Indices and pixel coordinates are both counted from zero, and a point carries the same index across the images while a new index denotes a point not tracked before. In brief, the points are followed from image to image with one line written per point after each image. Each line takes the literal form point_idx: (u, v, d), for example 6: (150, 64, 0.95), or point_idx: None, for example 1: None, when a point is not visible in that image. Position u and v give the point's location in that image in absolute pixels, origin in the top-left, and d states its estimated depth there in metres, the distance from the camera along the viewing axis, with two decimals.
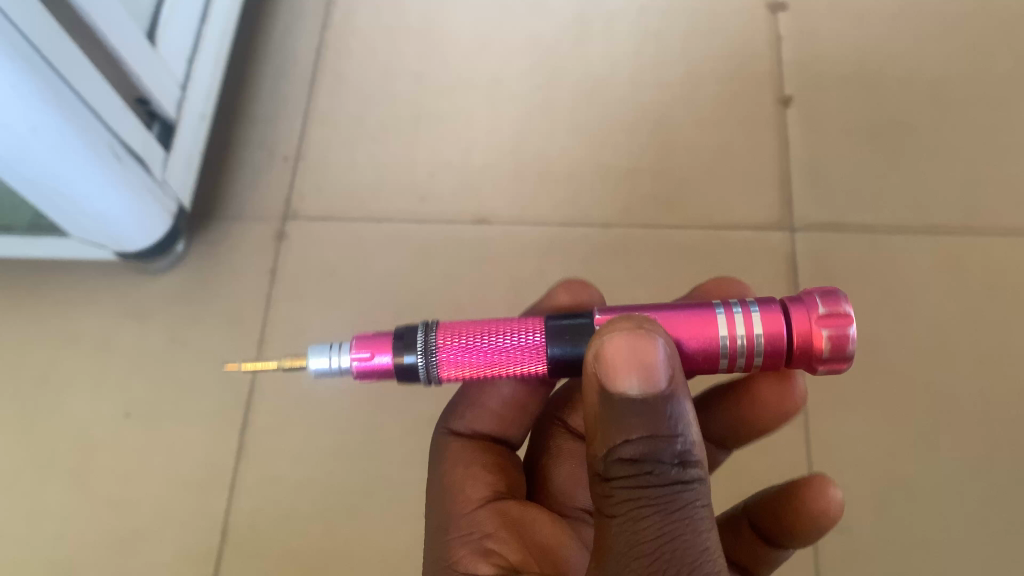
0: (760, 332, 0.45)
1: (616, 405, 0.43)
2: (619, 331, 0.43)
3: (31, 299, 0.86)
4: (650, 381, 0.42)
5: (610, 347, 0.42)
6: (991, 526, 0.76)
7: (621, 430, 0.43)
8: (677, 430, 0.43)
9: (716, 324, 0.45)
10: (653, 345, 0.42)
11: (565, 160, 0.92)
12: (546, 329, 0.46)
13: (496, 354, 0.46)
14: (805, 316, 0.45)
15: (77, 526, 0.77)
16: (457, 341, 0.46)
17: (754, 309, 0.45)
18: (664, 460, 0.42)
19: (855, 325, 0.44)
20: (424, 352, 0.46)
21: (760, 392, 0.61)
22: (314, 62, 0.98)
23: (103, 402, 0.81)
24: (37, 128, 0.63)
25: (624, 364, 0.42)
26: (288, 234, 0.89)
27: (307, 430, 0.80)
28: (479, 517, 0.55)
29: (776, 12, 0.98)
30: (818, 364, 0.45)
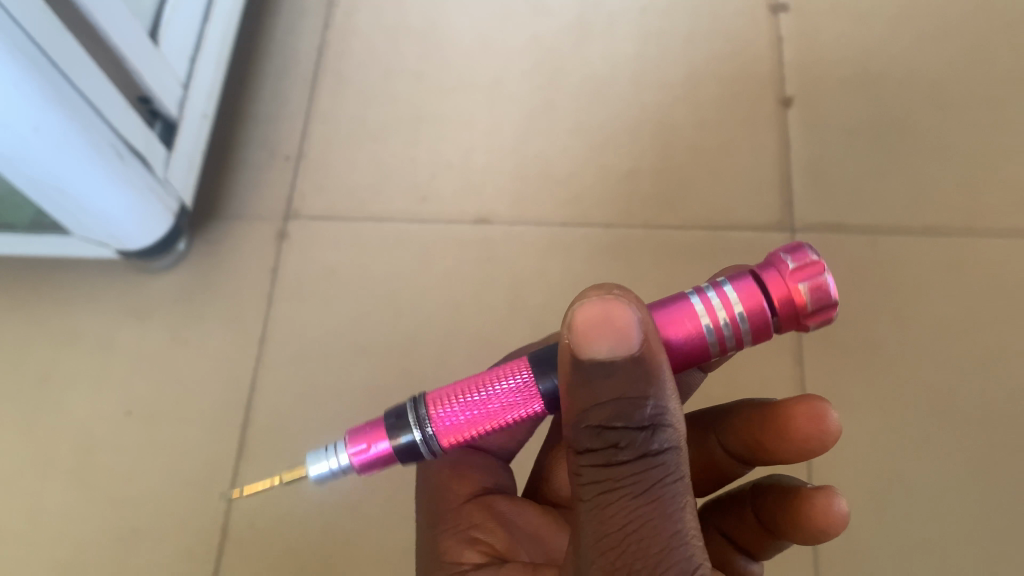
0: (739, 309, 0.41)
1: (585, 370, 0.40)
2: (587, 297, 0.40)
3: (33, 297, 0.87)
4: (621, 346, 0.39)
5: (577, 314, 0.39)
6: (994, 528, 0.75)
7: (590, 397, 0.41)
8: (649, 393, 0.41)
9: (693, 315, 0.42)
10: (623, 310, 0.39)
11: (566, 160, 0.92)
12: (531, 363, 0.45)
13: (491, 408, 0.44)
14: (784, 276, 0.40)
15: (79, 523, 0.78)
16: (449, 404, 0.44)
17: (727, 286, 0.41)
18: (633, 427, 0.41)
19: (830, 272, 0.39)
20: (417, 426, 0.44)
21: (793, 417, 0.52)
22: (316, 63, 0.99)
23: (105, 400, 0.82)
24: (38, 127, 0.63)
25: (592, 329, 0.39)
26: (288, 233, 0.90)
27: (306, 429, 0.80)
28: (465, 510, 0.55)
29: (778, 13, 0.98)
30: (807, 321, 0.40)
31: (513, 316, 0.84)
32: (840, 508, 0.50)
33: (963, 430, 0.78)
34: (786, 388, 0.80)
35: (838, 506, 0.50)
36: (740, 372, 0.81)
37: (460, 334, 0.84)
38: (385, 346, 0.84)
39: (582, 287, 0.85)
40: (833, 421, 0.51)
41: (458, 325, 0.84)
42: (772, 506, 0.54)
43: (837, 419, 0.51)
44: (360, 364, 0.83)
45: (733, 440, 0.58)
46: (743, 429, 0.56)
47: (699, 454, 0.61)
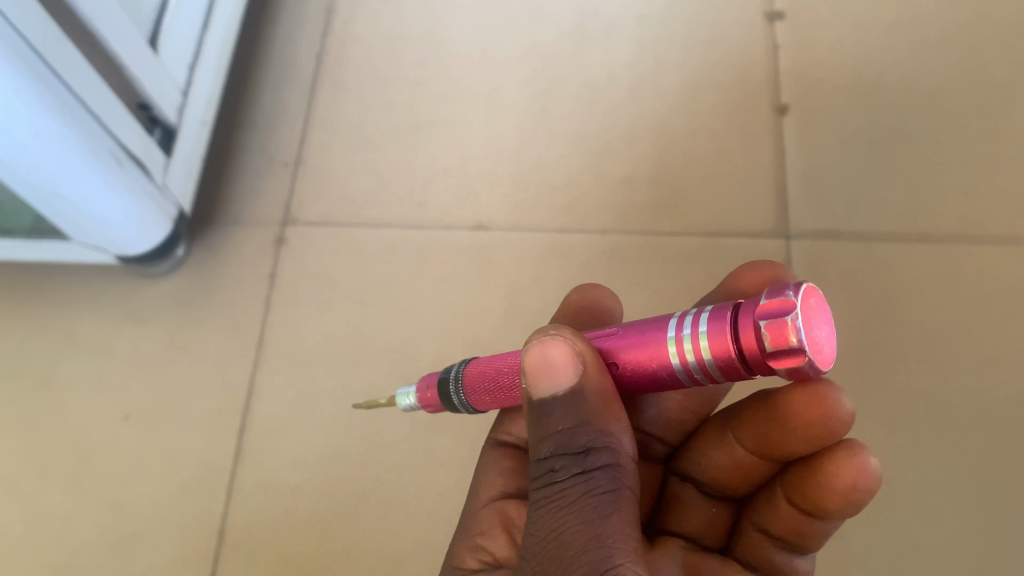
0: (708, 357, 0.40)
1: (534, 404, 0.46)
2: (532, 338, 0.46)
3: (33, 302, 0.88)
4: (556, 380, 0.44)
5: (523, 352, 0.46)
6: (989, 534, 0.75)
7: (537, 429, 0.46)
8: (581, 421, 0.45)
9: (665, 352, 0.42)
10: (554, 346, 0.44)
11: (563, 166, 0.92)
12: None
13: (501, 381, 0.50)
14: (754, 338, 0.38)
15: (78, 526, 0.78)
16: (477, 371, 0.51)
17: (701, 329, 0.40)
18: (571, 452, 0.45)
19: (798, 338, 0.36)
20: (453, 384, 0.52)
21: (792, 404, 0.49)
22: (315, 70, 1.00)
23: (104, 404, 0.83)
24: (38, 132, 0.63)
25: (533, 365, 0.45)
26: (287, 239, 0.90)
27: (304, 434, 0.81)
28: (483, 515, 0.60)
29: (774, 22, 0.98)
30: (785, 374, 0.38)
31: (511, 322, 0.84)
32: (870, 469, 0.48)
33: (958, 437, 0.78)
34: None
35: (866, 466, 0.48)
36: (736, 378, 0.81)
37: (457, 340, 0.84)
38: (383, 351, 0.84)
39: None
40: (837, 402, 0.47)
41: (455, 331, 0.85)
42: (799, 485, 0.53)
43: (846, 401, 0.47)
44: (359, 370, 0.83)
45: (750, 438, 0.56)
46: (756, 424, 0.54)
47: (725, 456, 0.59)
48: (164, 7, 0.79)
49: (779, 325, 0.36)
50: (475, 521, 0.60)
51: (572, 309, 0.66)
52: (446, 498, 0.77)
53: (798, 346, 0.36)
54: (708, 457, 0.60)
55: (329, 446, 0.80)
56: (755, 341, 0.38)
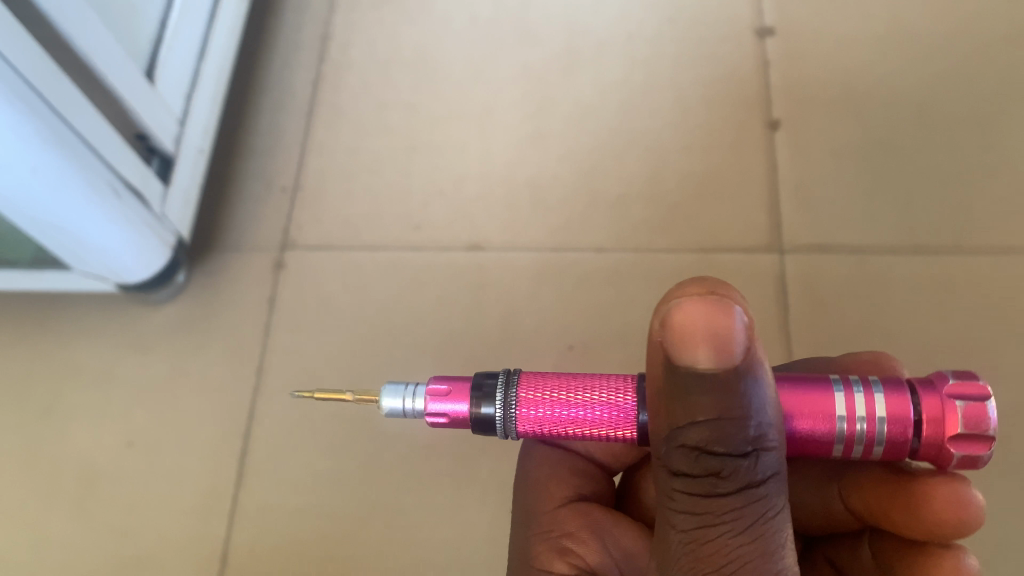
0: (883, 419, 0.43)
1: (684, 376, 0.41)
2: (691, 299, 0.40)
3: (36, 332, 0.89)
4: (720, 356, 0.40)
5: (683, 314, 0.40)
6: (986, 546, 0.75)
7: (686, 413, 0.41)
8: (750, 415, 0.41)
9: (835, 405, 0.44)
10: (728, 316, 0.39)
11: (557, 186, 0.93)
12: (639, 401, 0.47)
13: (584, 416, 0.46)
14: (943, 416, 0.42)
15: (82, 553, 0.79)
16: (539, 396, 0.47)
17: (878, 389, 0.44)
18: (731, 450, 0.42)
19: (996, 417, 0.41)
20: (503, 405, 0.47)
21: (930, 498, 0.48)
22: (312, 98, 1.01)
23: (106, 431, 0.84)
24: (36, 166, 0.65)
25: (693, 334, 0.39)
26: (286, 264, 0.91)
27: (305, 456, 0.82)
28: (560, 516, 0.60)
29: (765, 37, 0.99)
30: (951, 456, 0.43)
31: (507, 344, 0.85)
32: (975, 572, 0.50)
33: None
34: None
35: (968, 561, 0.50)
36: None
37: (454, 361, 0.85)
38: (382, 372, 0.85)
39: (574, 314, 0.86)
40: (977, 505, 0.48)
41: (453, 352, 0.85)
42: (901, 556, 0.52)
43: (980, 504, 0.48)
44: (357, 393, 0.84)
45: (859, 500, 0.54)
46: (870, 490, 0.53)
47: (821, 502, 0.58)
48: (161, 39, 0.81)
49: (983, 412, 0.41)
50: (551, 522, 0.59)
51: None
52: (445, 517, 0.78)
53: (991, 433, 0.41)
54: (802, 496, 0.60)
55: (329, 469, 0.81)
56: (943, 415, 0.42)
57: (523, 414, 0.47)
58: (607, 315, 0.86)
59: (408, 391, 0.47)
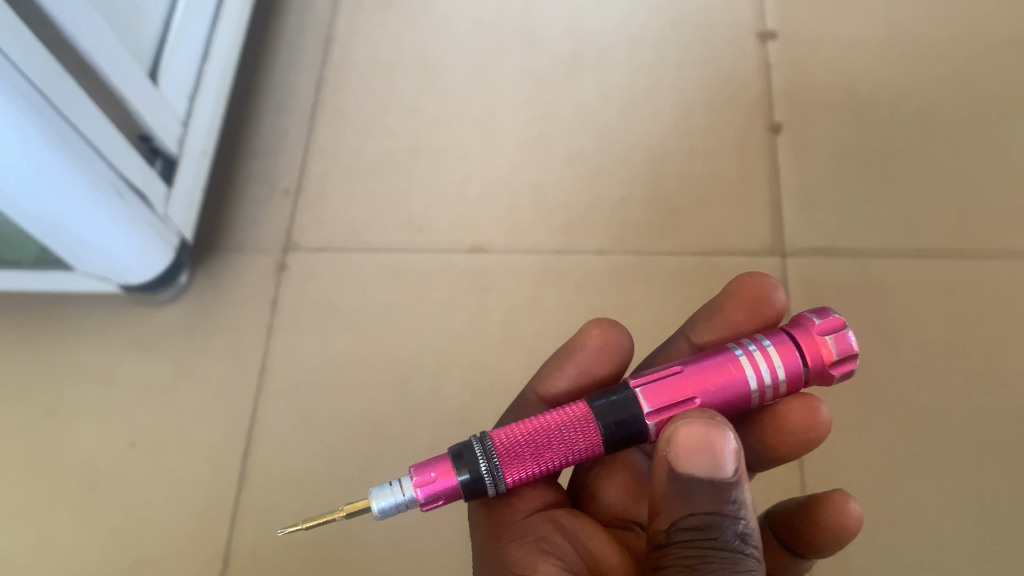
0: (777, 363, 0.50)
1: (681, 480, 0.45)
2: (692, 421, 0.45)
3: (39, 332, 0.89)
4: (716, 464, 0.44)
5: (688, 432, 0.44)
6: (989, 550, 0.74)
7: (684, 505, 0.46)
8: (739, 512, 0.46)
9: (744, 364, 0.50)
10: (722, 434, 0.44)
11: (559, 189, 0.93)
12: (591, 411, 0.50)
13: (551, 444, 0.50)
14: (819, 347, 0.49)
15: (84, 554, 0.79)
16: (512, 442, 0.50)
17: (766, 343, 0.50)
18: (724, 537, 0.46)
19: (852, 333, 0.49)
20: (485, 460, 0.49)
21: (785, 413, 0.57)
22: (315, 100, 1.01)
23: (109, 431, 0.84)
24: (40, 167, 0.65)
25: (694, 444, 0.44)
26: (288, 265, 0.91)
27: (307, 458, 0.82)
28: (531, 522, 0.57)
29: (767, 41, 0.99)
30: (833, 376, 0.49)
31: (509, 345, 0.86)
32: (854, 511, 0.57)
33: (955, 451, 0.78)
34: None
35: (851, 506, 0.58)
36: None
37: (457, 363, 0.85)
38: (383, 375, 0.85)
39: (575, 316, 0.86)
40: (823, 416, 0.57)
41: (454, 354, 0.86)
42: (800, 514, 0.59)
43: (826, 411, 0.57)
44: (359, 395, 0.84)
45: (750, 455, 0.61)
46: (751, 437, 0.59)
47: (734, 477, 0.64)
48: (164, 41, 0.81)
49: (849, 338, 0.49)
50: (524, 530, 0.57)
51: (590, 351, 0.62)
52: (447, 519, 0.78)
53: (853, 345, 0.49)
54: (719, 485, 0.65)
55: (331, 471, 0.81)
56: (819, 346, 0.49)
57: (502, 467, 0.49)
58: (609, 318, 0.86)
59: (394, 486, 0.47)
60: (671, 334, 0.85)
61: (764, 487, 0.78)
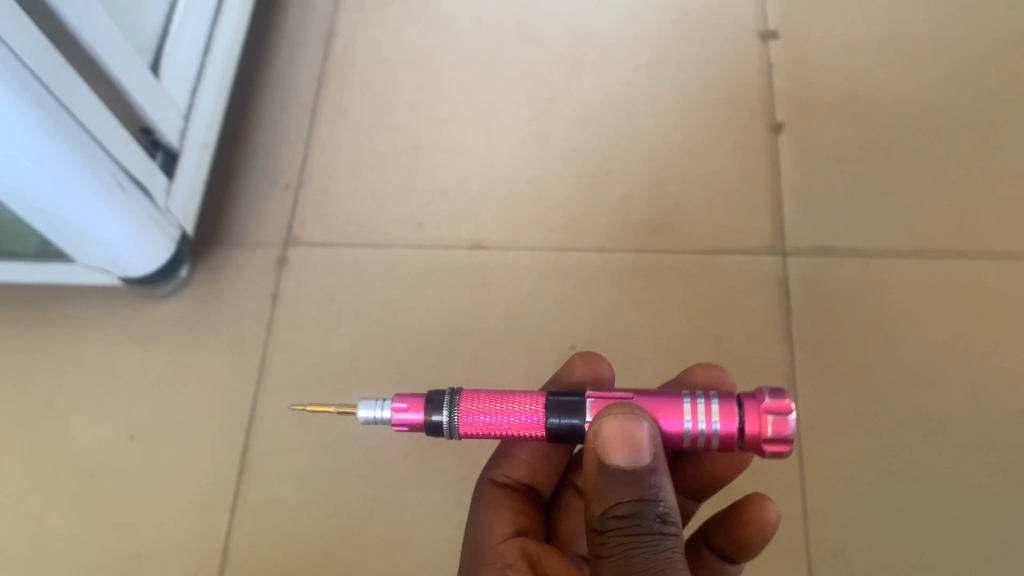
0: (715, 422, 0.49)
1: (611, 471, 0.48)
2: (613, 413, 0.48)
3: (38, 325, 0.89)
4: (634, 452, 0.47)
5: (611, 424, 0.48)
6: (987, 551, 0.74)
7: (613, 493, 0.49)
8: (660, 496, 0.49)
9: (683, 413, 0.49)
10: (639, 425, 0.47)
11: (561, 187, 0.93)
12: (547, 406, 0.51)
13: (507, 424, 0.51)
14: (755, 419, 0.48)
15: (82, 547, 0.79)
16: (479, 404, 0.50)
17: (713, 399, 0.50)
18: (647, 519, 0.48)
19: (793, 415, 0.48)
20: (450, 411, 0.50)
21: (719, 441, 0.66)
22: (316, 96, 1.01)
23: (108, 424, 0.83)
24: (41, 158, 0.65)
25: (614, 437, 0.47)
26: (288, 260, 0.91)
27: (307, 453, 0.82)
28: (502, 549, 0.60)
29: (769, 40, 1.00)
30: (763, 449, 0.48)
31: (509, 342, 0.86)
32: (773, 513, 0.62)
33: (955, 450, 0.78)
34: None
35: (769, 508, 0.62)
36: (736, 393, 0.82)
37: (457, 360, 0.85)
38: (383, 371, 0.85)
39: (576, 313, 0.86)
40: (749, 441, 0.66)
41: (455, 350, 0.85)
42: (728, 518, 0.63)
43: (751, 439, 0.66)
44: (358, 390, 0.84)
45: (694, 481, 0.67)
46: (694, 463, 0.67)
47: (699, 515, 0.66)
48: (167, 35, 0.81)
49: (784, 410, 0.48)
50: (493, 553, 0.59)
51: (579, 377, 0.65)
52: (447, 514, 0.78)
53: (788, 430, 0.48)
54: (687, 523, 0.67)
55: (331, 467, 0.81)
56: (758, 417, 0.48)
57: (461, 429, 0.50)
58: (610, 315, 0.86)
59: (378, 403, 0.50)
60: (671, 332, 0.85)
61: (764, 485, 0.78)
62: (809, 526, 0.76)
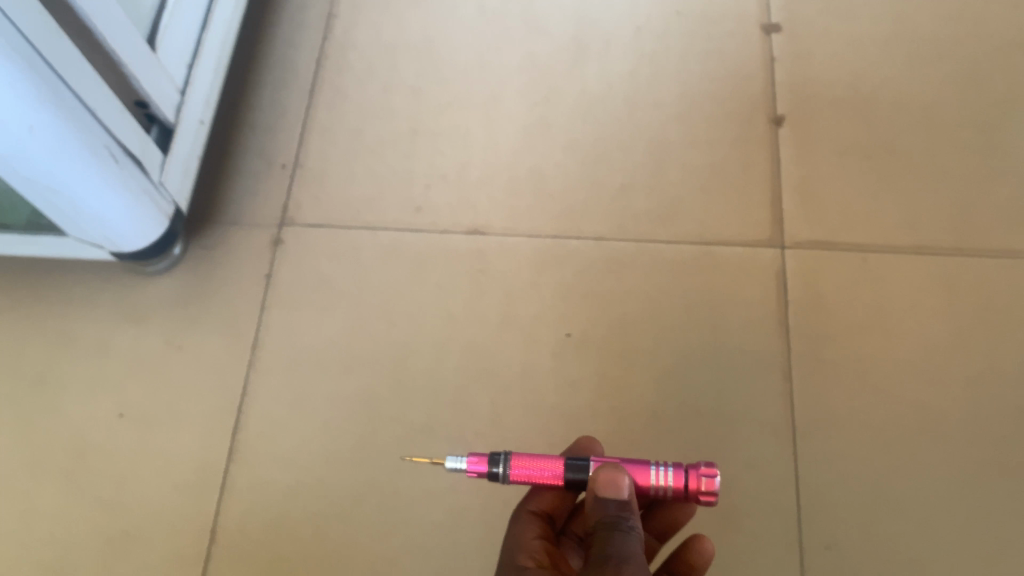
0: (663, 485, 0.56)
1: (598, 502, 0.54)
2: (604, 467, 0.55)
3: (28, 301, 0.87)
4: (616, 491, 0.53)
5: (601, 471, 0.54)
6: (980, 547, 0.74)
7: (598, 514, 0.53)
8: (632, 522, 0.53)
9: (641, 476, 0.56)
10: (621, 476, 0.54)
11: (561, 175, 0.93)
12: (567, 465, 0.57)
13: (537, 479, 0.57)
14: (692, 480, 0.56)
15: (69, 526, 0.77)
16: (528, 462, 0.57)
17: (663, 465, 0.56)
18: (623, 536, 0.52)
19: (717, 477, 0.55)
20: (504, 467, 0.56)
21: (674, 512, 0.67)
22: (315, 77, 1.00)
23: (99, 403, 0.82)
24: (34, 126, 0.63)
25: (605, 482, 0.54)
26: (284, 240, 0.90)
27: (299, 436, 0.80)
28: (531, 546, 0.61)
29: (771, 34, 0.99)
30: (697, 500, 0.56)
31: (506, 328, 0.85)
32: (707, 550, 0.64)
33: (950, 447, 0.78)
34: (775, 402, 0.80)
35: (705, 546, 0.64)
36: (734, 385, 0.81)
37: (453, 346, 0.84)
38: (378, 355, 0.84)
39: (573, 302, 0.86)
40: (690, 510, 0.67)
41: (451, 335, 0.85)
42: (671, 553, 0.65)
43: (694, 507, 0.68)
44: (353, 374, 0.83)
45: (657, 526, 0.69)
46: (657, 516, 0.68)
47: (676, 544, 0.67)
48: (164, 7, 0.79)
49: (712, 474, 0.55)
50: (522, 549, 0.60)
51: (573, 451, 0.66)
52: (440, 501, 0.77)
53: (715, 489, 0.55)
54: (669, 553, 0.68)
55: (323, 450, 0.80)
56: (693, 480, 0.55)
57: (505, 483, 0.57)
58: (608, 304, 0.86)
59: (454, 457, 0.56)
60: (670, 323, 0.84)
61: (760, 478, 0.77)
62: (803, 519, 0.76)
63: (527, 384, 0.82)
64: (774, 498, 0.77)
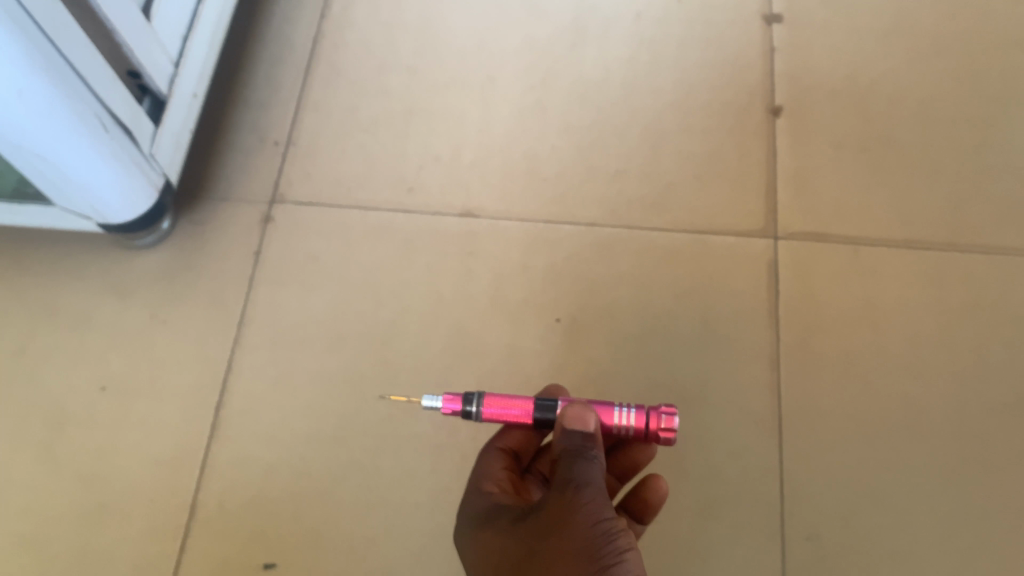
0: (624, 425, 0.57)
1: (563, 436, 0.54)
2: (574, 403, 0.55)
3: (13, 271, 0.87)
4: (582, 427, 0.54)
5: (570, 407, 0.55)
6: (960, 542, 0.74)
7: (563, 447, 0.54)
8: (595, 457, 0.54)
9: (607, 416, 0.57)
10: (590, 415, 0.54)
11: (554, 159, 0.92)
12: (535, 406, 0.58)
13: (508, 418, 0.58)
14: (651, 420, 0.56)
15: (46, 498, 0.77)
16: (499, 401, 0.58)
17: (624, 407, 0.57)
18: (585, 471, 0.53)
19: (675, 417, 0.56)
20: (476, 406, 0.57)
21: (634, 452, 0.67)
22: (311, 54, 0.99)
23: (81, 376, 0.82)
24: (23, 91, 0.63)
25: (572, 417, 0.54)
26: (273, 217, 0.90)
27: (282, 413, 0.80)
28: (496, 475, 0.62)
29: (772, 24, 0.99)
30: (656, 439, 0.57)
31: (494, 311, 0.84)
32: (659, 487, 0.64)
33: (934, 440, 0.78)
34: (761, 392, 0.80)
35: (659, 484, 0.64)
36: (720, 374, 0.81)
37: (438, 327, 0.84)
38: (363, 334, 0.84)
39: (561, 286, 0.85)
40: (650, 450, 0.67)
41: (438, 316, 0.84)
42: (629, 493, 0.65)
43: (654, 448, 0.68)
44: (338, 353, 0.83)
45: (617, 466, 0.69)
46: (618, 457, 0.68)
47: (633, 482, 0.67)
48: None
49: (671, 414, 0.56)
50: (488, 477, 0.62)
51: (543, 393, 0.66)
52: (420, 481, 0.77)
53: (672, 428, 0.56)
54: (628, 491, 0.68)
55: (306, 428, 0.80)
56: (651, 420, 0.56)
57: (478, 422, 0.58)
58: (596, 290, 0.85)
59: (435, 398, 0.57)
60: (658, 309, 0.84)
61: (742, 467, 0.77)
62: (784, 509, 0.76)
63: (512, 367, 0.82)
64: (755, 488, 0.76)
